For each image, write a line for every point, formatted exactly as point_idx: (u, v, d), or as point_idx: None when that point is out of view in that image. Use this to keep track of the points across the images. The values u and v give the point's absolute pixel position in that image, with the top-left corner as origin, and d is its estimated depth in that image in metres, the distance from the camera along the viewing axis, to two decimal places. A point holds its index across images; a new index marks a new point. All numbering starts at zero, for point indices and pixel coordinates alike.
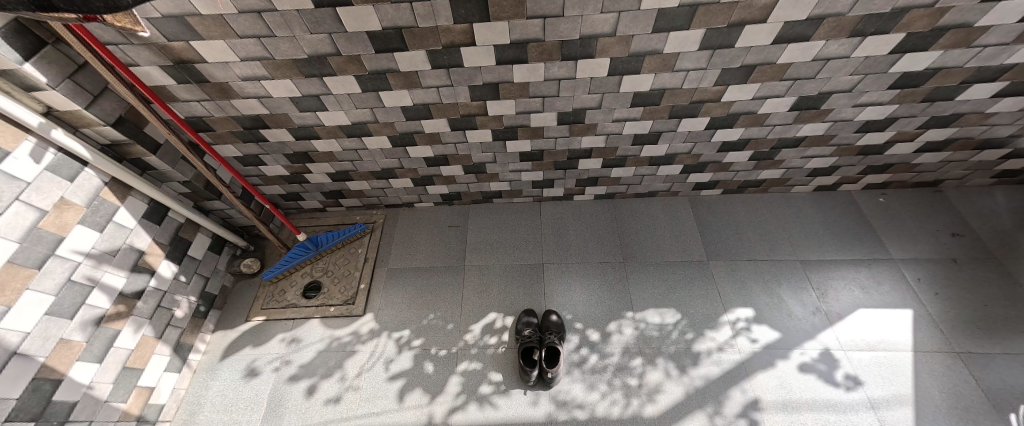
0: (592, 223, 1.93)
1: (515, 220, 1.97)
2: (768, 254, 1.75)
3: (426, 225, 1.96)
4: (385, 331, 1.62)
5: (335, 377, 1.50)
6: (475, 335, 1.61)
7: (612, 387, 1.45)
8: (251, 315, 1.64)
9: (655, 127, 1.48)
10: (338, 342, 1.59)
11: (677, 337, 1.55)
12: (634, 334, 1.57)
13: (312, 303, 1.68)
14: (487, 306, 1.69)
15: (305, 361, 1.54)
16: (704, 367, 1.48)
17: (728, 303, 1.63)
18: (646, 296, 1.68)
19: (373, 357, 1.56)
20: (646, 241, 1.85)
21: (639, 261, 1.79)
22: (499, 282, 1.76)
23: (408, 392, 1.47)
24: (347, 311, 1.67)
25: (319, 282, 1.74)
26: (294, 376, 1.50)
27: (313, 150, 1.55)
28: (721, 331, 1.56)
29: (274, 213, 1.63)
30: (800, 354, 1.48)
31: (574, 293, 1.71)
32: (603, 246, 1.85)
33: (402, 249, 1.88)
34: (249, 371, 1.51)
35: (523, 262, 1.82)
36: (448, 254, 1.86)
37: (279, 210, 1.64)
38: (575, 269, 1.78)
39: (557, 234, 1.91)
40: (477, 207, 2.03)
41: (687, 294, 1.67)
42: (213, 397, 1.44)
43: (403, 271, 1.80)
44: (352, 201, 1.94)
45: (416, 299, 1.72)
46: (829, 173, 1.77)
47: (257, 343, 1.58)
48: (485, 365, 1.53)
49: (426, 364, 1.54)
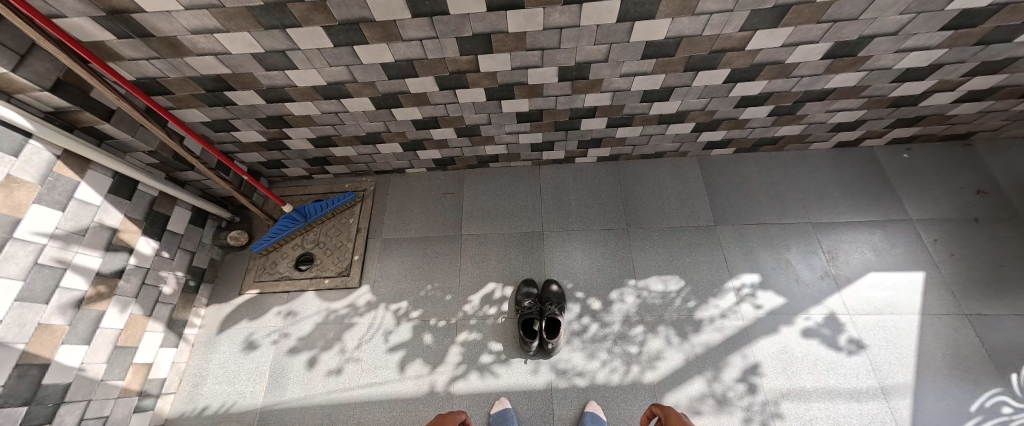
0: (595, 188, 1.83)
1: (513, 185, 1.87)
2: (779, 218, 1.65)
3: (419, 193, 1.85)
4: (382, 303, 1.60)
5: (334, 350, 1.50)
6: (474, 305, 1.58)
7: (612, 355, 1.45)
8: (244, 288, 1.60)
9: (667, 81, 1.32)
10: (335, 314, 1.57)
11: (679, 305, 1.52)
12: (636, 302, 1.54)
13: (306, 276, 1.63)
14: (486, 275, 1.65)
15: (304, 333, 1.53)
16: (705, 334, 1.46)
17: (734, 269, 1.57)
18: (649, 264, 1.62)
19: (371, 328, 1.55)
20: (651, 206, 1.75)
21: (642, 227, 1.71)
22: (496, 251, 1.70)
23: (408, 362, 1.48)
24: (342, 283, 1.62)
25: (311, 254, 1.67)
26: (293, 349, 1.50)
27: (288, 114, 1.41)
28: (725, 297, 1.52)
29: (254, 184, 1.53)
30: (804, 319, 1.45)
31: (575, 260, 1.66)
32: (605, 212, 1.76)
33: (395, 218, 1.79)
34: (247, 344, 1.50)
35: (521, 229, 1.75)
36: (443, 223, 1.78)
37: (259, 180, 1.53)
38: (576, 236, 1.72)
39: (556, 200, 1.81)
40: (473, 172, 1.91)
41: (691, 261, 1.61)
42: (216, 369, 1.45)
43: (397, 241, 1.73)
44: (338, 168, 1.81)
45: (412, 270, 1.67)
46: (853, 128, 1.62)
47: (253, 316, 1.55)
48: (485, 335, 1.52)
49: (424, 335, 1.53)
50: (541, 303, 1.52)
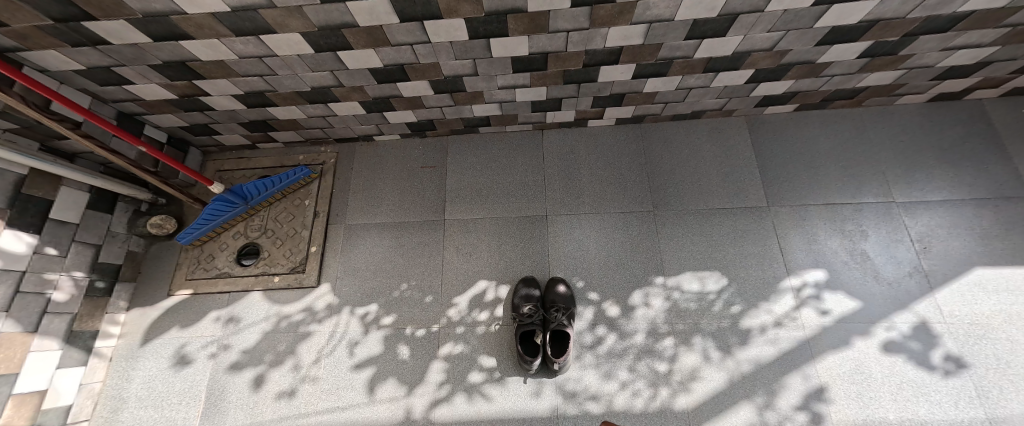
0: (613, 160, 1.44)
1: (509, 156, 1.49)
2: (854, 197, 1.27)
3: (392, 167, 1.48)
4: (346, 307, 1.28)
5: (286, 366, 1.21)
6: (460, 310, 1.27)
7: (634, 373, 1.15)
8: (174, 289, 1.28)
9: (732, 5, 0.88)
10: (287, 321, 1.26)
11: (720, 310, 1.20)
12: (663, 306, 1.22)
13: (250, 272, 1.30)
14: (476, 271, 1.32)
15: (248, 345, 1.23)
16: (754, 347, 1.15)
17: (793, 263, 1.22)
18: (681, 258, 1.28)
19: (333, 339, 1.24)
20: (685, 182, 1.37)
21: (673, 209, 1.34)
22: (488, 239, 1.36)
23: (379, 382, 1.19)
24: (296, 282, 1.30)
25: (257, 245, 1.34)
26: (236, 365, 1.21)
27: (191, 59, 0.98)
28: (780, 300, 1.19)
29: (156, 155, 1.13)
30: (885, 329, 1.12)
31: (587, 252, 1.32)
32: (625, 191, 1.39)
33: (362, 200, 1.43)
34: (179, 358, 1.21)
35: (519, 213, 1.39)
36: (422, 205, 1.42)
37: (163, 152, 1.12)
38: (588, 222, 1.36)
39: (564, 174, 1.44)
40: (458, 140, 1.52)
41: (736, 255, 1.25)
42: (139, 390, 1.17)
43: (365, 229, 1.39)
44: (287, 136, 1.42)
45: (384, 265, 1.34)
46: (968, 74, 1.19)
47: (185, 323, 1.25)
48: (475, 348, 1.21)
49: (399, 347, 1.23)
50: (544, 309, 1.20)
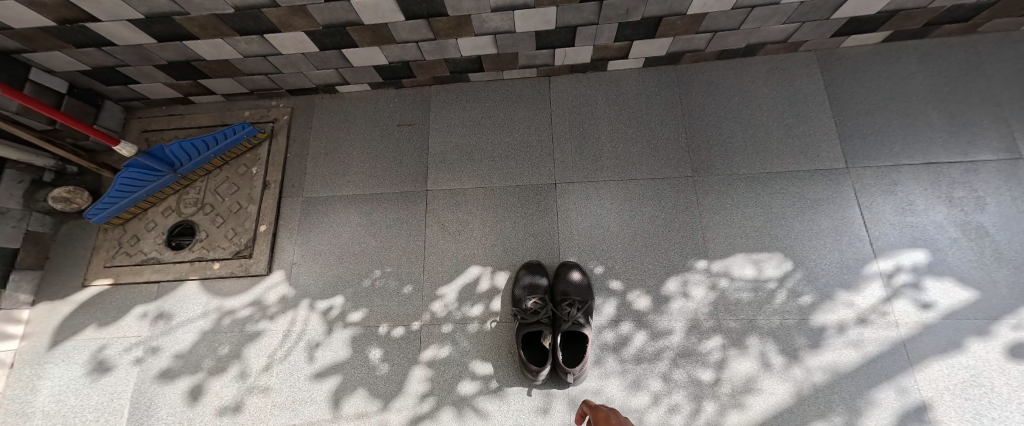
0: (641, 111, 1.12)
1: (508, 110, 1.17)
2: (965, 153, 0.96)
3: (361, 126, 1.17)
4: (305, 300, 1.02)
5: (230, 374, 0.95)
6: (447, 304, 1.00)
7: (671, 384, 0.89)
8: (90, 279, 1.03)
9: None
10: (231, 318, 1.00)
11: (784, 303, 0.92)
12: (708, 298, 0.95)
13: (184, 258, 1.04)
14: (466, 254, 1.04)
15: (183, 348, 0.98)
16: (830, 351, 0.87)
17: (882, 241, 0.93)
18: (730, 235, 0.99)
19: (288, 339, 0.99)
20: (735, 138, 1.05)
21: (720, 173, 1.04)
22: (482, 214, 1.08)
23: (346, 394, 0.94)
24: (242, 269, 1.03)
25: (193, 223, 1.07)
26: (167, 373, 0.96)
27: None
28: (865, 290, 0.90)
29: (29, 104, 0.76)
30: (1012, 328, 0.84)
31: (608, 230, 1.03)
32: (657, 151, 1.08)
33: (324, 167, 1.14)
34: (96, 365, 0.96)
35: (521, 181, 1.10)
36: (398, 172, 1.13)
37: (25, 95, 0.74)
38: (610, 192, 1.06)
39: (577, 132, 1.13)
40: (444, 90, 1.21)
41: (806, 231, 0.96)
42: (47, 404, 0.93)
43: (327, 203, 1.11)
44: (225, 84, 1.11)
45: (352, 247, 1.07)
46: None
47: (104, 322, 1.00)
48: (466, 350, 0.95)
49: (371, 350, 0.97)
50: (554, 303, 0.95)
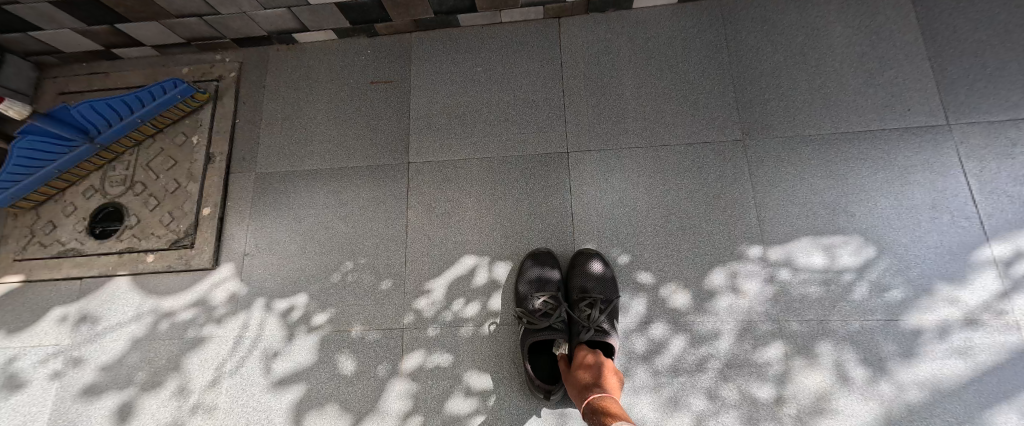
0: (677, 60, 0.89)
1: (507, 61, 0.94)
2: None
3: (325, 85, 0.95)
4: (260, 300, 0.83)
5: (168, 391, 0.77)
6: (434, 302, 0.81)
7: (718, 403, 0.69)
8: None
9: None
10: (169, 322, 0.82)
11: (864, 299, 0.71)
12: (764, 293, 0.74)
13: (110, 249, 0.84)
14: (458, 240, 0.84)
15: (111, 359, 0.80)
16: (929, 362, 0.67)
17: (995, 219, 0.71)
18: (793, 214, 0.77)
19: (239, 346, 0.80)
20: (798, 90, 0.82)
21: (778, 135, 0.81)
22: (476, 191, 0.87)
23: (310, 414, 0.75)
24: (181, 262, 0.84)
25: (121, 207, 0.87)
26: (91, 389, 0.78)
27: None
28: (973, 282, 0.70)
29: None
30: None
31: (636, 207, 0.82)
32: (698, 109, 0.85)
33: (281, 135, 0.92)
34: (6, 380, 0.79)
35: (525, 149, 0.88)
36: (373, 141, 0.91)
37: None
38: (637, 162, 0.85)
39: (595, 87, 0.90)
40: (427, 38, 0.98)
41: (893, 208, 0.74)
42: None
43: (285, 180, 0.90)
44: (150, 31, 0.88)
45: (317, 233, 0.87)
46: None
47: (16, 327, 0.81)
48: (458, 360, 0.76)
49: (341, 359, 0.79)
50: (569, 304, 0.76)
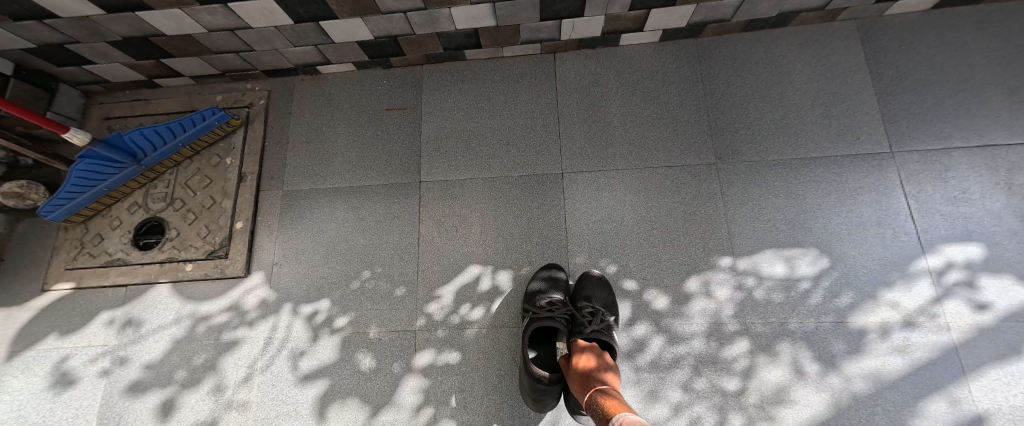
0: (658, 91, 1.00)
1: (508, 90, 1.06)
2: None
3: (345, 111, 1.06)
4: (287, 305, 0.93)
5: (206, 385, 0.87)
6: (443, 306, 0.91)
7: (693, 395, 0.79)
8: (52, 283, 0.93)
9: None
10: (207, 325, 0.91)
11: (819, 303, 0.82)
12: (733, 299, 0.85)
13: (154, 259, 0.94)
14: (465, 251, 0.95)
15: (154, 358, 0.89)
16: (873, 358, 0.78)
17: (929, 234, 0.82)
18: (759, 229, 0.88)
19: (270, 347, 0.90)
20: (763, 120, 0.94)
21: (746, 160, 0.93)
22: (481, 208, 0.97)
23: (333, 405, 0.85)
24: (217, 271, 0.94)
25: (162, 221, 0.97)
26: (136, 386, 0.87)
27: None
28: (911, 289, 0.81)
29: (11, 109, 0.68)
30: None
31: (622, 222, 0.93)
32: (676, 135, 0.97)
33: (305, 156, 1.03)
34: (59, 377, 0.88)
35: (524, 170, 0.99)
36: (388, 162, 1.02)
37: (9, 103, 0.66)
38: (624, 182, 0.96)
39: (586, 115, 1.02)
40: (437, 69, 1.09)
41: (844, 224, 0.86)
42: (4, 421, 0.85)
43: (310, 196, 1.00)
44: (191, 65, 0.99)
45: (339, 245, 0.97)
46: None
47: (68, 330, 0.91)
48: (465, 358, 0.86)
49: (360, 357, 0.89)
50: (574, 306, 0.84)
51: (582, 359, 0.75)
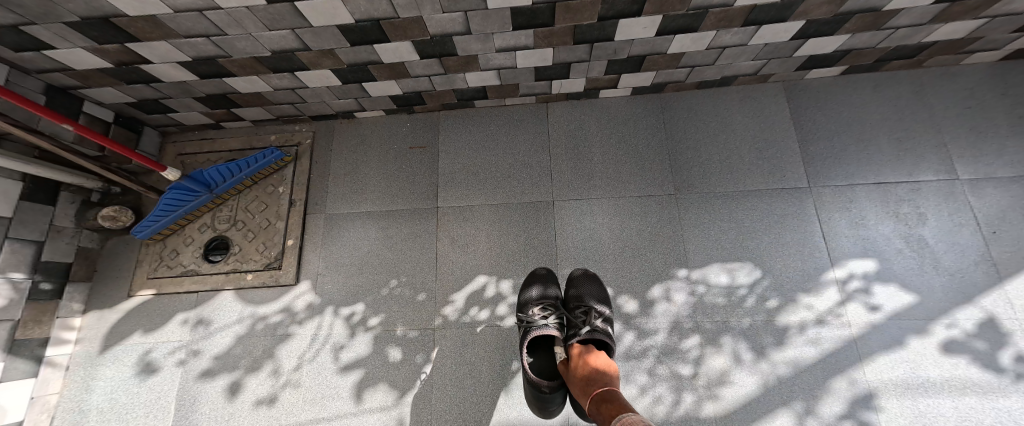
0: (629, 135, 1.25)
1: (509, 133, 1.30)
2: (910, 174, 1.09)
3: (376, 148, 1.30)
4: (329, 307, 1.14)
5: (265, 372, 1.07)
6: (457, 308, 1.12)
7: (655, 378, 1.01)
8: (136, 289, 1.14)
9: None
10: (264, 323, 1.12)
11: (753, 305, 1.05)
12: (688, 302, 1.08)
13: (220, 270, 1.16)
14: (473, 264, 1.17)
15: (221, 351, 1.10)
16: (793, 348, 1.01)
17: (837, 252, 1.06)
18: (708, 247, 1.12)
19: (315, 342, 1.11)
20: (711, 160, 1.19)
21: (699, 192, 1.17)
22: (487, 229, 1.20)
23: (368, 388, 1.06)
24: (272, 279, 1.15)
25: (227, 239, 1.19)
26: (207, 373, 1.07)
27: (111, 14, 0.78)
28: (822, 294, 1.04)
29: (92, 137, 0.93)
30: (944, 327, 0.97)
31: (600, 240, 1.16)
32: (644, 171, 1.21)
33: (343, 185, 1.26)
34: (144, 366, 1.08)
35: (522, 198, 1.22)
36: (411, 191, 1.25)
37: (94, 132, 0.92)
38: (602, 208, 1.19)
39: (572, 154, 1.26)
40: (451, 114, 1.34)
41: (772, 243, 1.09)
42: (100, 402, 1.04)
43: (347, 219, 1.23)
44: (254, 112, 1.23)
45: (372, 259, 1.19)
46: None
47: (150, 328, 1.11)
48: (474, 350, 1.08)
49: (390, 350, 1.10)
50: (570, 310, 1.00)
51: (579, 360, 0.86)
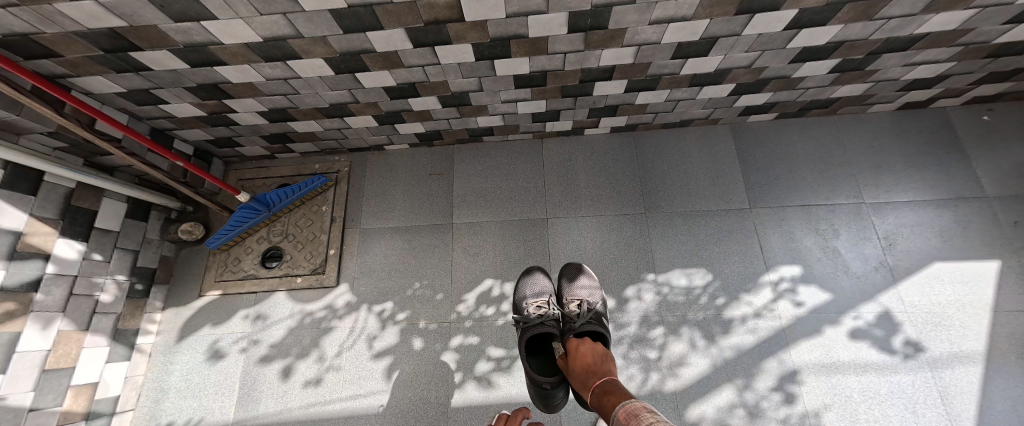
0: (608, 165, 1.54)
1: (511, 162, 1.59)
2: (826, 198, 1.39)
3: (401, 174, 1.58)
4: (364, 305, 1.39)
5: (312, 357, 1.32)
6: (468, 306, 1.38)
7: (627, 361, 1.27)
8: (205, 290, 1.40)
9: (710, 30, 0.97)
10: (310, 318, 1.37)
11: (705, 302, 1.32)
12: (655, 301, 1.34)
13: (275, 274, 1.41)
14: (482, 270, 1.43)
15: (276, 340, 1.34)
16: (736, 336, 1.27)
17: (771, 260, 1.34)
18: (671, 256, 1.39)
19: (353, 333, 1.35)
20: (673, 186, 1.48)
21: (663, 211, 1.45)
22: (493, 241, 1.47)
23: (396, 370, 1.30)
24: (317, 282, 1.41)
25: (280, 249, 1.45)
26: (265, 358, 1.32)
27: (222, 82, 1.08)
28: (759, 293, 1.31)
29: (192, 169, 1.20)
30: (851, 318, 1.24)
31: (584, 251, 1.43)
32: (620, 194, 1.50)
33: (374, 205, 1.53)
34: (212, 353, 1.32)
35: (521, 216, 1.50)
36: (430, 209, 1.53)
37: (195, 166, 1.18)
38: (586, 224, 1.47)
39: (562, 180, 1.55)
40: (463, 147, 1.63)
41: (721, 253, 1.37)
42: (177, 382, 1.28)
43: (378, 232, 1.50)
44: (304, 146, 1.52)
45: (398, 266, 1.45)
46: (930, 86, 1.30)
47: (217, 321, 1.36)
48: (483, 339, 1.33)
49: (414, 340, 1.35)
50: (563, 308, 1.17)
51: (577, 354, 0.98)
